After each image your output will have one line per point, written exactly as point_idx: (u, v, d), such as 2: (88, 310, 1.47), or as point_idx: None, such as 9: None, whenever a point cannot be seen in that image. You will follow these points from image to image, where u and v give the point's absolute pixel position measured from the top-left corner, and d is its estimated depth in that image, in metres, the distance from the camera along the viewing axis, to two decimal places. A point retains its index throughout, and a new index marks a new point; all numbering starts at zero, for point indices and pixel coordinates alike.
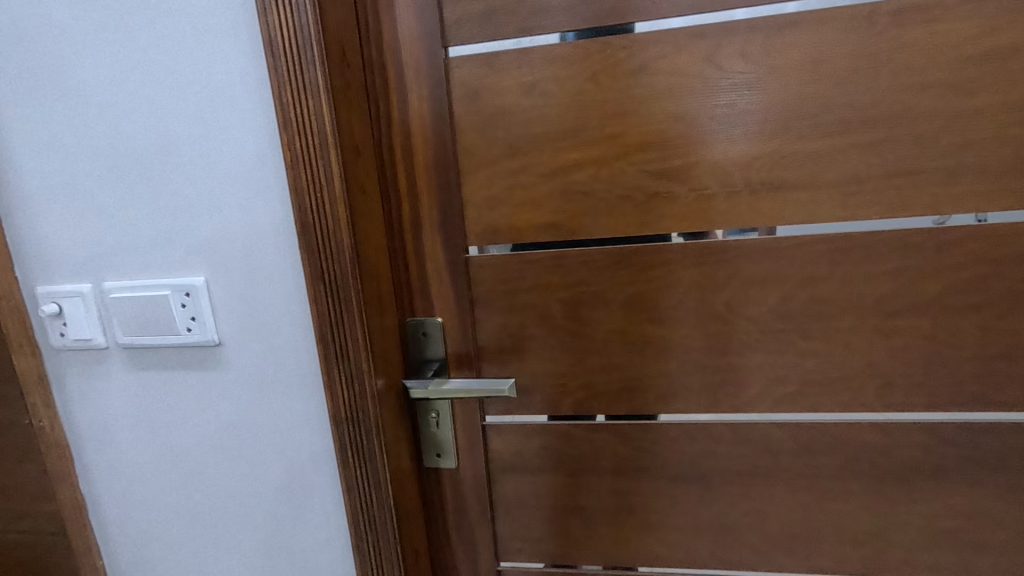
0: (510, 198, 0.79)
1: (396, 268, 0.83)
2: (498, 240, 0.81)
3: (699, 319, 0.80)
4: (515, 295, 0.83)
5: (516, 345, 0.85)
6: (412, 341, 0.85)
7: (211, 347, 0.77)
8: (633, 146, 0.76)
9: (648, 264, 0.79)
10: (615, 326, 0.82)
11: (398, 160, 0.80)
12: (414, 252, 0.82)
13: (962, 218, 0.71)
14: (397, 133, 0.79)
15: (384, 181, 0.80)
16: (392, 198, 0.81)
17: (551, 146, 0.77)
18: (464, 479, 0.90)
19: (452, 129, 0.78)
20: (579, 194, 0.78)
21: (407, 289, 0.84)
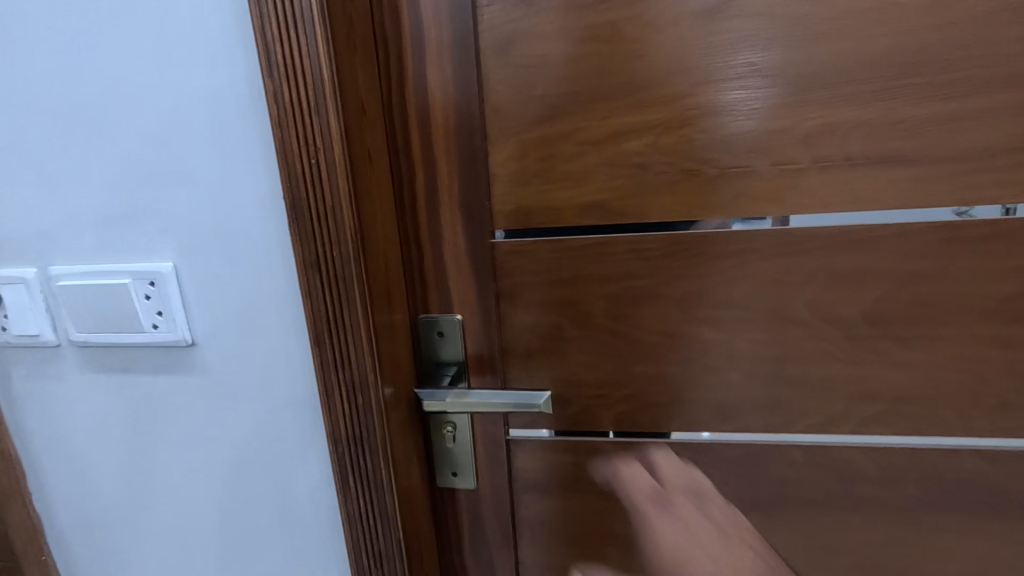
0: (545, 172, 0.65)
1: (407, 254, 0.69)
2: (529, 223, 0.67)
3: (772, 322, 0.66)
4: (550, 290, 0.69)
5: (549, 349, 0.71)
6: (426, 343, 0.71)
7: (182, 348, 0.63)
8: (703, 109, 0.61)
9: (716, 255, 0.65)
10: (670, 329, 0.68)
11: (411, 122, 0.65)
12: (428, 236, 0.68)
13: (986, 210, 0.59)
14: (410, 88, 0.64)
15: (393, 148, 0.66)
16: (403, 169, 0.66)
17: (599, 107, 0.63)
18: (482, 501, 0.78)
19: (478, 84, 0.63)
20: (633, 168, 0.64)
21: (419, 279, 0.70)
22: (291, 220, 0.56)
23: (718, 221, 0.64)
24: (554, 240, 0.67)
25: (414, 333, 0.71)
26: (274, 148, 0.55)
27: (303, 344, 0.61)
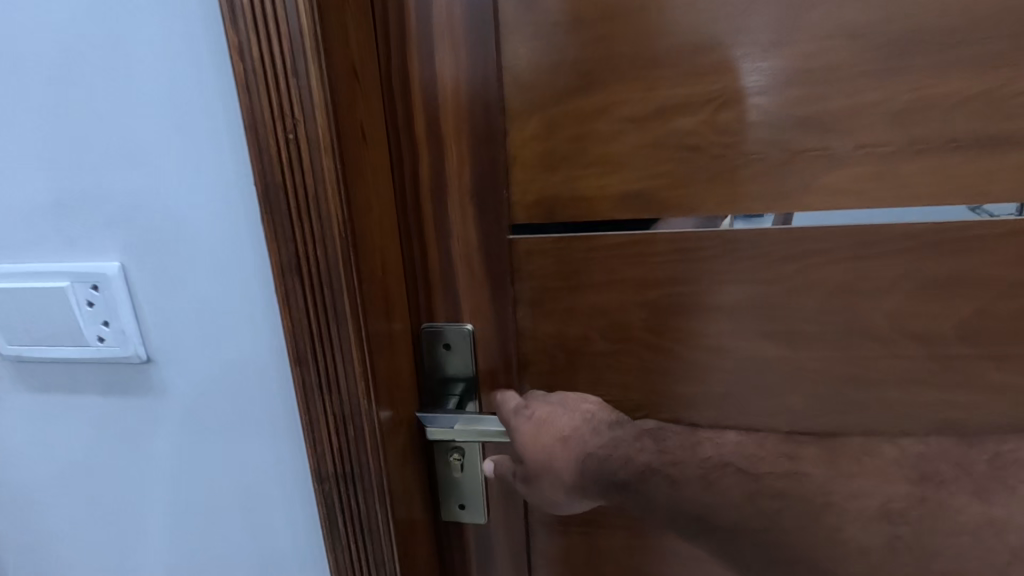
0: (576, 155, 0.54)
1: (408, 253, 0.57)
2: (555, 216, 0.56)
3: (846, 339, 0.55)
4: (578, 296, 0.58)
5: (576, 365, 0.60)
6: (429, 359, 0.60)
7: (136, 365, 0.52)
8: (773, 79, 0.50)
9: (782, 258, 0.54)
10: (720, 345, 0.57)
11: (415, 91, 0.52)
12: (433, 231, 0.56)
13: (1002, 208, 0.50)
14: (414, 48, 0.51)
15: (391, 122, 0.53)
16: (404, 150, 0.54)
17: (644, 76, 0.51)
18: (494, 536, 0.67)
19: (496, 45, 0.51)
20: (684, 151, 0.52)
21: (423, 283, 0.58)
22: (264, 211, 0.45)
23: (787, 217, 0.53)
24: (585, 237, 0.56)
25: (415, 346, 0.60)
26: (241, 120, 0.44)
27: (283, 362, 0.50)
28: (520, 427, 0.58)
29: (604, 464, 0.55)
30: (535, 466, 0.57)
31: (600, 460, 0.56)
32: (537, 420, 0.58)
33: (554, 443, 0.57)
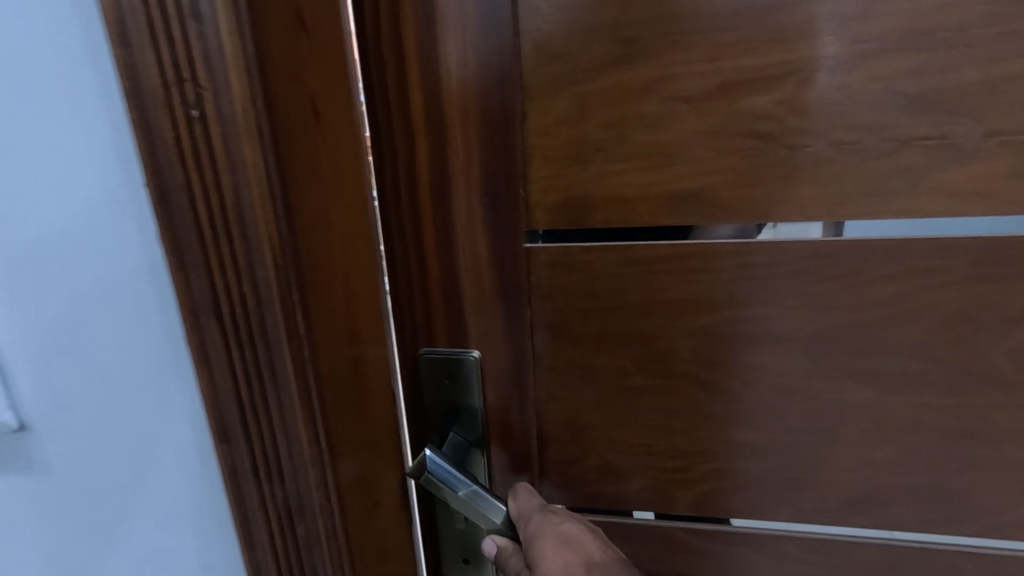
0: (613, 145, 0.42)
1: (402, 265, 0.46)
2: (584, 221, 0.45)
3: (953, 381, 0.43)
4: (611, 320, 0.47)
5: (607, 401, 0.50)
6: (430, 391, 0.50)
7: (2, 433, 0.37)
8: (885, 41, 0.37)
9: (874, 277, 0.42)
10: (786, 382, 0.47)
11: (409, 58, 0.41)
12: (434, 238, 0.45)
13: None
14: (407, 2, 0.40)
15: (381, 103, 0.42)
16: (398, 136, 0.43)
17: (705, 42, 0.39)
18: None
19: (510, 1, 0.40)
20: (753, 139, 0.41)
21: (421, 300, 0.47)
22: (162, 226, 0.34)
23: (885, 226, 0.41)
24: (622, 249, 0.45)
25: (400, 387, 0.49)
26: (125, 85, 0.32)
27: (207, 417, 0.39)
28: (541, 536, 0.43)
29: None
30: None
31: None
32: (561, 531, 0.43)
33: (575, 564, 0.41)
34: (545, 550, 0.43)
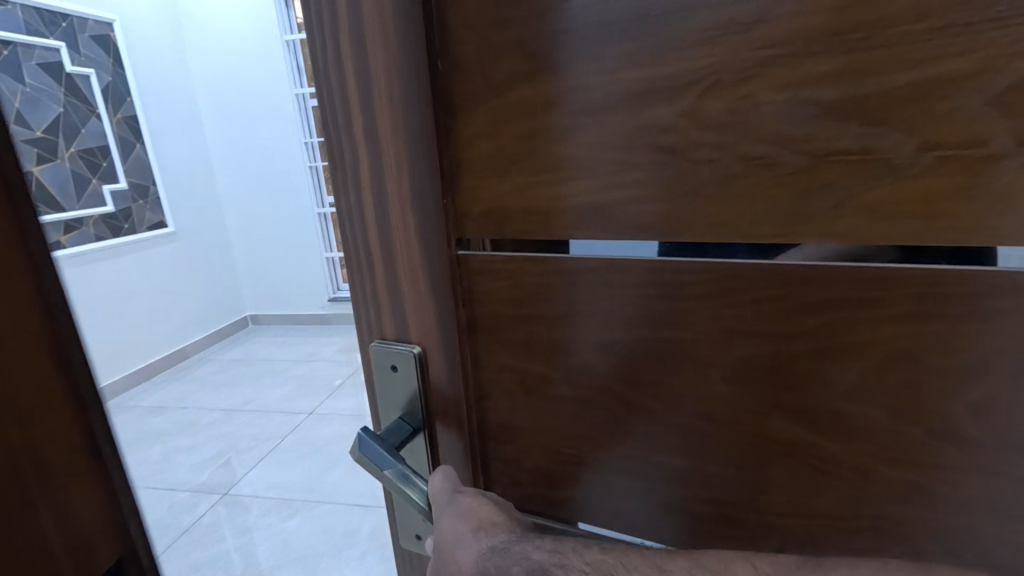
0: (527, 158, 0.43)
1: (356, 264, 0.52)
2: (504, 231, 0.46)
3: (901, 431, 0.38)
4: (531, 328, 0.48)
5: (534, 408, 0.51)
6: (381, 374, 0.55)
7: None
8: (788, 46, 0.34)
9: (800, 304, 0.38)
10: (712, 411, 0.43)
11: (348, 75, 0.45)
12: (376, 241, 0.49)
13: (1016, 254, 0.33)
14: (343, 27, 0.44)
15: (328, 119, 0.48)
16: (344, 149, 0.48)
17: (604, 53, 0.39)
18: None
19: (428, 26, 0.43)
20: (657, 153, 0.39)
21: (372, 297, 0.52)
22: None
23: (807, 248, 0.37)
24: (538, 260, 0.46)
25: (79, 406, 0.52)
26: None
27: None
28: (445, 516, 0.48)
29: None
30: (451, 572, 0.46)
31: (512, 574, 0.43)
32: (465, 506, 0.48)
33: (468, 533, 0.46)
34: (450, 533, 0.47)
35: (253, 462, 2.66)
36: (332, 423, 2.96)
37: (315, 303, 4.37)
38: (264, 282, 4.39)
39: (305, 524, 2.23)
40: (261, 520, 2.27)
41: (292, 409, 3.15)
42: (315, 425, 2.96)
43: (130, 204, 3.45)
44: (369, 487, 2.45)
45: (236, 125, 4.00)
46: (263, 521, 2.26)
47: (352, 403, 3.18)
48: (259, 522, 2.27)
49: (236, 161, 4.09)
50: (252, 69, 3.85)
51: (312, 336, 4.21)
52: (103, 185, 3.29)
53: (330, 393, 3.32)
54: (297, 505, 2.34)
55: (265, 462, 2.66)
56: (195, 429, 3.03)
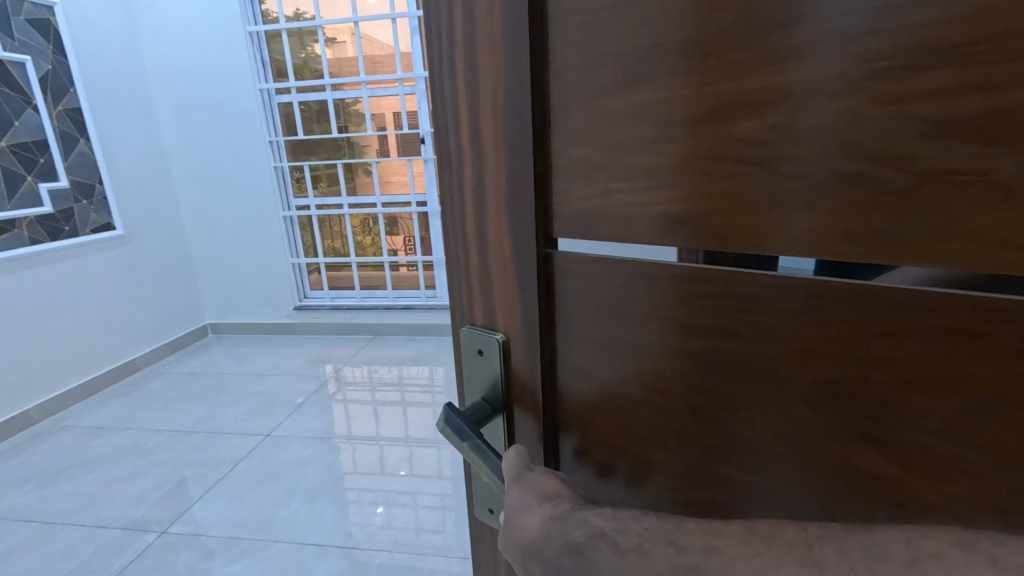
0: (616, 165, 0.44)
1: (458, 257, 0.56)
2: (593, 233, 0.47)
3: (1004, 481, 0.34)
4: (609, 330, 0.49)
5: (609, 408, 0.51)
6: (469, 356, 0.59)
7: None
8: (903, 58, 0.32)
9: (898, 329, 0.36)
10: (787, 429, 0.42)
11: (460, 84, 0.48)
12: (474, 237, 0.53)
13: None
14: (462, 36, 0.47)
15: (443, 122, 0.51)
16: (452, 146, 0.51)
17: (693, 67, 0.39)
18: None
19: (533, 33, 0.44)
20: (748, 167, 0.39)
21: (469, 287, 0.56)
22: None
23: (904, 271, 0.35)
24: (619, 264, 0.47)
25: None
26: None
27: None
28: (514, 485, 0.51)
29: (569, 540, 0.44)
30: (514, 538, 0.49)
31: (567, 536, 0.44)
32: (535, 480, 0.51)
33: (534, 497, 0.49)
34: (517, 501, 0.50)
35: (202, 492, 2.50)
36: (289, 448, 2.82)
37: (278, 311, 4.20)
38: (222, 291, 4.20)
39: (252, 568, 2.06)
40: (201, 564, 2.09)
41: (247, 431, 2.99)
42: (271, 449, 2.82)
43: (72, 205, 3.19)
44: (328, 520, 2.30)
45: (193, 122, 3.80)
46: (208, 563, 2.09)
47: (316, 423, 3.05)
48: (203, 564, 2.09)
49: (192, 165, 3.90)
50: (212, 64, 3.67)
51: (274, 347, 4.04)
52: (41, 184, 3.02)
53: (291, 412, 3.18)
54: (244, 545, 2.17)
55: (215, 493, 2.49)
56: (137, 454, 2.82)
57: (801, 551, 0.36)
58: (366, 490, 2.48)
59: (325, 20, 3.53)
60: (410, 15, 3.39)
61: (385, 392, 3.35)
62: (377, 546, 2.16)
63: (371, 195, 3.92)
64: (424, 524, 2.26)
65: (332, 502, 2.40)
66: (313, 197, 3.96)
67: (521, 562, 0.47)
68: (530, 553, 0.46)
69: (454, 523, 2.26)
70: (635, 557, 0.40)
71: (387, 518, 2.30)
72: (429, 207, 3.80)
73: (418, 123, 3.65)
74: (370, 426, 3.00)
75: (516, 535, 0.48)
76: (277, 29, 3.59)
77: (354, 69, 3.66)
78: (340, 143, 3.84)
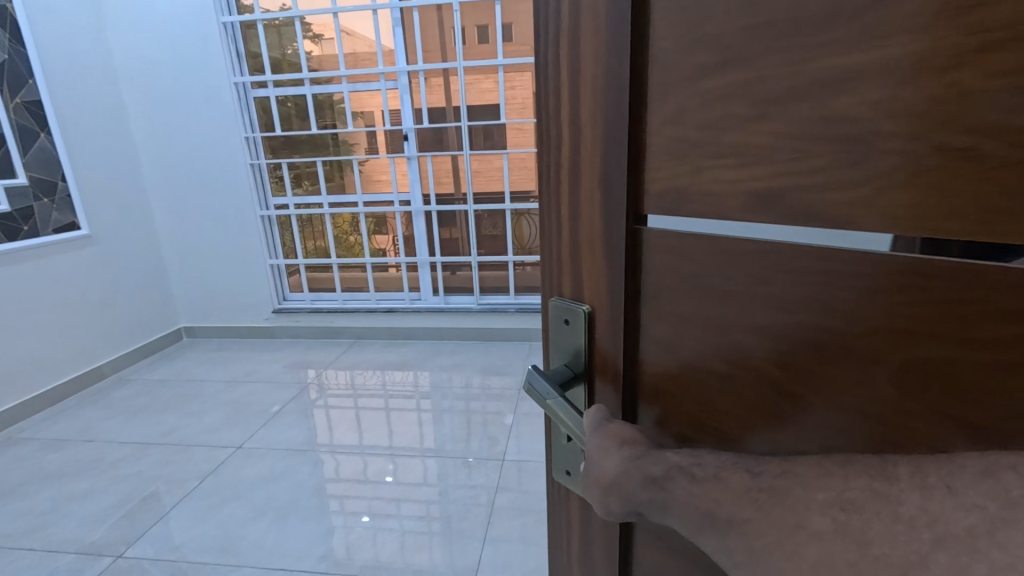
0: (710, 143, 0.47)
1: (550, 232, 0.62)
2: (682, 209, 0.50)
3: None
4: (691, 304, 0.52)
5: (690, 378, 0.54)
6: (555, 326, 0.65)
7: None
8: (1014, 29, 0.32)
9: (997, 312, 0.35)
10: (875, 412, 0.42)
11: (564, 72, 0.55)
12: (567, 213, 0.59)
13: None
14: (569, 29, 0.53)
15: (545, 107, 0.58)
16: (552, 131, 0.58)
17: (792, 45, 0.41)
18: (571, 537, 0.65)
19: (634, 22, 0.48)
20: (842, 143, 0.40)
21: (559, 261, 0.62)
22: None
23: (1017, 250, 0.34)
24: (706, 240, 0.49)
25: None
26: None
27: None
28: (593, 437, 0.57)
29: (647, 477, 0.50)
30: (595, 477, 0.56)
31: (645, 474, 0.50)
32: (613, 433, 0.56)
33: (613, 443, 0.56)
34: (596, 448, 0.56)
35: (166, 510, 2.36)
36: (263, 460, 2.70)
37: (256, 314, 4.07)
38: (196, 293, 4.07)
39: None
40: None
41: (215, 444, 2.86)
42: (242, 462, 2.70)
43: (31, 203, 3.00)
44: (303, 540, 2.17)
45: (165, 117, 3.66)
46: None
47: (298, 433, 2.95)
48: None
49: (163, 165, 3.76)
50: (184, 57, 3.54)
51: (250, 352, 3.92)
52: None
53: (266, 421, 3.07)
54: (207, 570, 2.03)
55: (178, 511, 2.36)
56: (100, 467, 2.67)
57: (876, 470, 0.37)
58: (350, 498, 2.41)
59: (303, 10, 3.43)
60: (391, 7, 3.33)
61: (369, 398, 3.28)
62: (356, 563, 2.06)
63: (352, 194, 3.86)
64: (411, 530, 2.21)
65: (312, 515, 2.31)
66: (292, 197, 3.86)
67: (603, 497, 0.55)
68: (611, 490, 0.54)
69: (441, 530, 2.20)
70: (712, 483, 0.45)
71: (372, 529, 2.23)
72: (412, 206, 3.76)
73: (400, 121, 3.60)
74: (354, 435, 2.91)
75: (598, 473, 0.55)
76: (252, 21, 3.48)
77: (335, 64, 3.58)
78: (320, 140, 3.73)
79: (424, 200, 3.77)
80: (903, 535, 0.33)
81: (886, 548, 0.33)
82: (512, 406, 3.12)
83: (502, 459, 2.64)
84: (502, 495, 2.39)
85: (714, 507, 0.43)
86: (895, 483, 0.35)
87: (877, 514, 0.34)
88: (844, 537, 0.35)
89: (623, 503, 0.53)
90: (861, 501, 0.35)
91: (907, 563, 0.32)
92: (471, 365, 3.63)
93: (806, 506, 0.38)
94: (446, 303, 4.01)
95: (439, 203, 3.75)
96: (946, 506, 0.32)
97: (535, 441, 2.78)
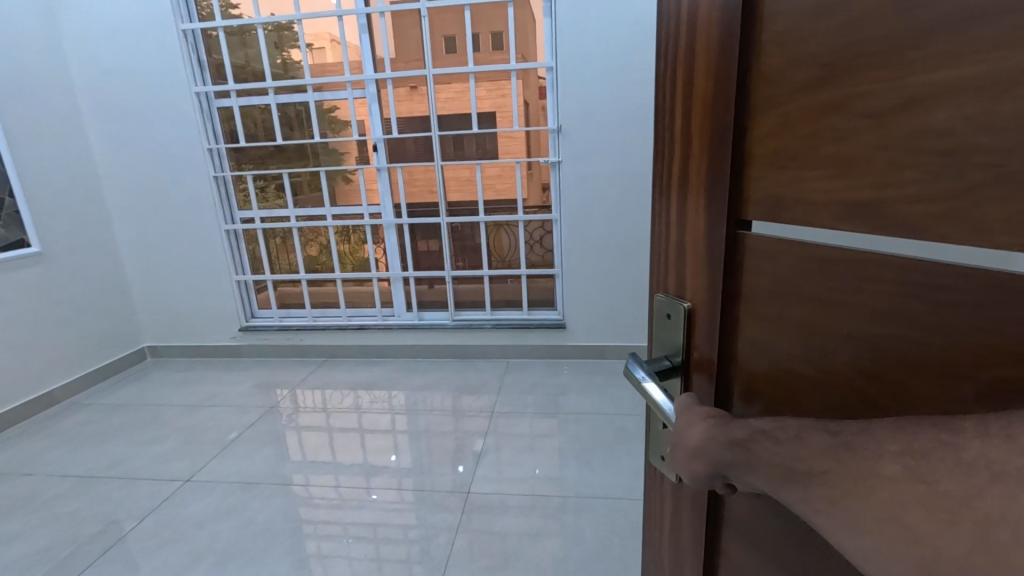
0: (806, 153, 0.49)
1: (659, 236, 0.70)
2: (782, 219, 0.54)
3: None
4: (786, 307, 0.54)
5: (782, 384, 0.56)
6: (660, 320, 0.72)
7: None
8: None
9: None
10: None
11: (679, 93, 0.63)
12: (675, 218, 0.66)
13: None
14: (685, 57, 0.61)
15: (663, 124, 0.67)
16: (666, 144, 0.66)
17: (890, 68, 0.42)
18: (665, 515, 0.68)
19: (741, 47, 0.54)
20: (936, 158, 0.40)
21: (665, 259, 0.70)
22: None
23: None
24: (803, 247, 0.52)
25: None
26: None
27: None
28: (682, 412, 0.59)
29: (730, 439, 0.50)
30: (681, 446, 0.57)
31: (729, 437, 0.50)
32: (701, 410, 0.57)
33: (701, 414, 0.56)
34: (683, 423, 0.57)
35: (107, 549, 2.18)
36: (219, 492, 2.54)
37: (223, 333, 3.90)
38: (155, 312, 3.86)
39: None
40: None
41: (171, 473, 2.68)
42: (197, 494, 2.53)
43: None
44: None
45: (118, 127, 3.49)
46: None
47: (264, 459, 2.79)
48: None
49: (115, 175, 3.57)
50: (138, 64, 3.37)
51: (213, 373, 3.73)
52: None
53: (223, 447, 2.90)
54: None
55: (121, 550, 2.18)
56: (47, 499, 2.47)
57: (940, 424, 0.35)
58: (325, 523, 2.32)
59: (267, 16, 3.34)
60: (358, 12, 3.29)
61: (342, 419, 3.16)
62: None
63: (320, 207, 3.75)
64: (386, 557, 2.13)
65: (274, 547, 2.19)
66: (258, 211, 3.73)
67: (689, 467, 0.55)
68: (697, 460, 0.54)
69: (418, 557, 2.13)
70: (790, 441, 0.43)
71: (339, 556, 2.14)
72: (383, 218, 3.70)
73: (369, 130, 3.56)
74: (324, 459, 2.79)
75: (684, 442, 0.56)
76: (213, 27, 3.36)
77: (300, 71, 3.50)
78: (285, 152, 3.63)
79: (395, 211, 3.71)
80: (963, 473, 0.31)
81: (950, 484, 0.32)
82: (487, 427, 3.06)
83: (473, 488, 2.54)
84: (477, 519, 2.33)
85: (793, 462, 0.42)
86: (959, 433, 0.34)
87: (942, 460, 0.33)
88: (910, 479, 0.34)
89: (711, 470, 0.53)
90: (927, 448, 0.34)
91: (965, 498, 0.31)
92: (448, 384, 3.56)
93: (877, 454, 0.36)
94: (420, 319, 3.91)
95: (411, 216, 3.70)
96: (1006, 453, 0.30)
97: (513, 461, 2.73)
